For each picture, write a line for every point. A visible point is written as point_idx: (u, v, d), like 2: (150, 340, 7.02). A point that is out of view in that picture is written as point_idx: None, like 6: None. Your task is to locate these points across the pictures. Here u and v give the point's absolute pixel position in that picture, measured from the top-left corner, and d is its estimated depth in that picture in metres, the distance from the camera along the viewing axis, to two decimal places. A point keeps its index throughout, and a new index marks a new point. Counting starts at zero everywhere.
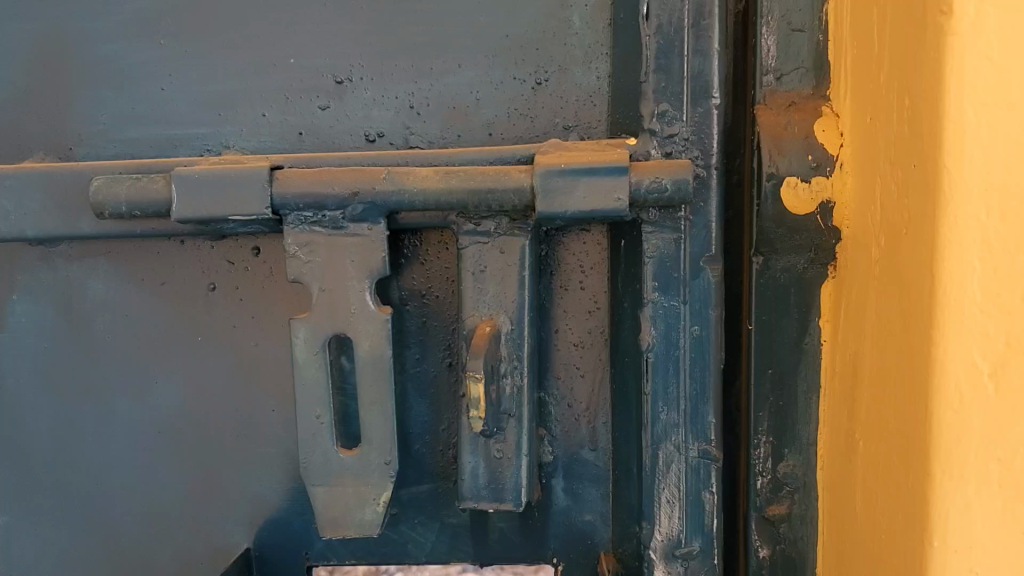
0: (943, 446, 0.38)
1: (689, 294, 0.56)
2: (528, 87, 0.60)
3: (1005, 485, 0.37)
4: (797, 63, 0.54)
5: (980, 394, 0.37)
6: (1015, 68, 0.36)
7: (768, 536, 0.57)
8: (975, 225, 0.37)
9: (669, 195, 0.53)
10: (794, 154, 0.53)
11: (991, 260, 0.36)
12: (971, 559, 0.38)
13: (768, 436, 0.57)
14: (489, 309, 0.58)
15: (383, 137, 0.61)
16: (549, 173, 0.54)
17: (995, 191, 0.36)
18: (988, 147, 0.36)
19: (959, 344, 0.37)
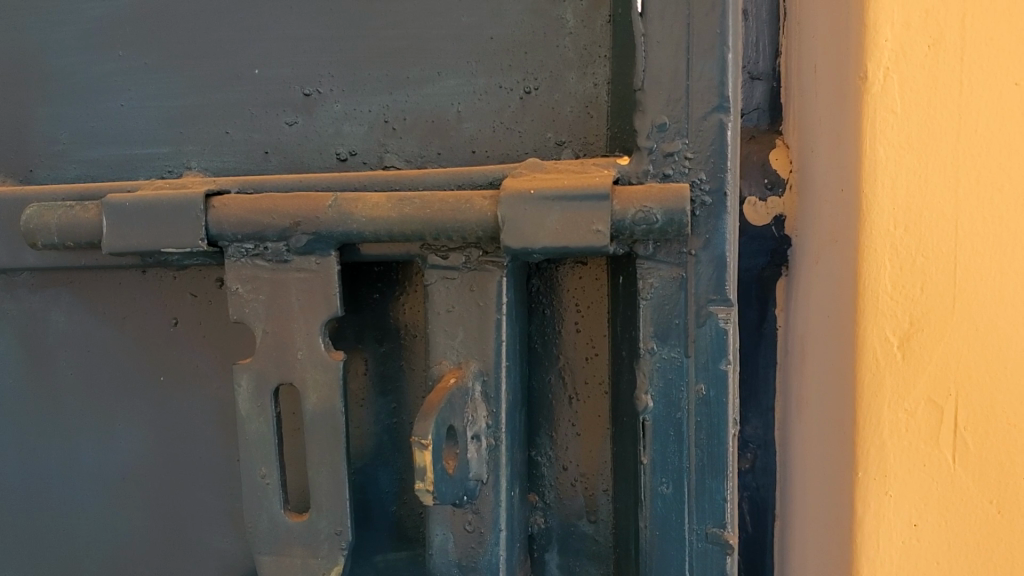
0: (866, 411, 0.43)
1: (695, 346, 0.47)
2: (516, 96, 0.52)
3: (914, 431, 0.43)
4: (755, 105, 0.56)
5: (892, 364, 0.43)
6: (917, 114, 0.42)
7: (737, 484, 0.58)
8: (886, 234, 0.43)
9: (661, 228, 0.44)
10: (752, 177, 0.55)
11: (898, 259, 0.43)
12: (888, 489, 0.44)
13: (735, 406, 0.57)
14: (459, 356, 0.49)
15: (356, 156, 0.54)
16: (517, 199, 0.45)
17: (902, 206, 0.43)
18: (898, 174, 0.42)
19: (875, 326, 0.43)
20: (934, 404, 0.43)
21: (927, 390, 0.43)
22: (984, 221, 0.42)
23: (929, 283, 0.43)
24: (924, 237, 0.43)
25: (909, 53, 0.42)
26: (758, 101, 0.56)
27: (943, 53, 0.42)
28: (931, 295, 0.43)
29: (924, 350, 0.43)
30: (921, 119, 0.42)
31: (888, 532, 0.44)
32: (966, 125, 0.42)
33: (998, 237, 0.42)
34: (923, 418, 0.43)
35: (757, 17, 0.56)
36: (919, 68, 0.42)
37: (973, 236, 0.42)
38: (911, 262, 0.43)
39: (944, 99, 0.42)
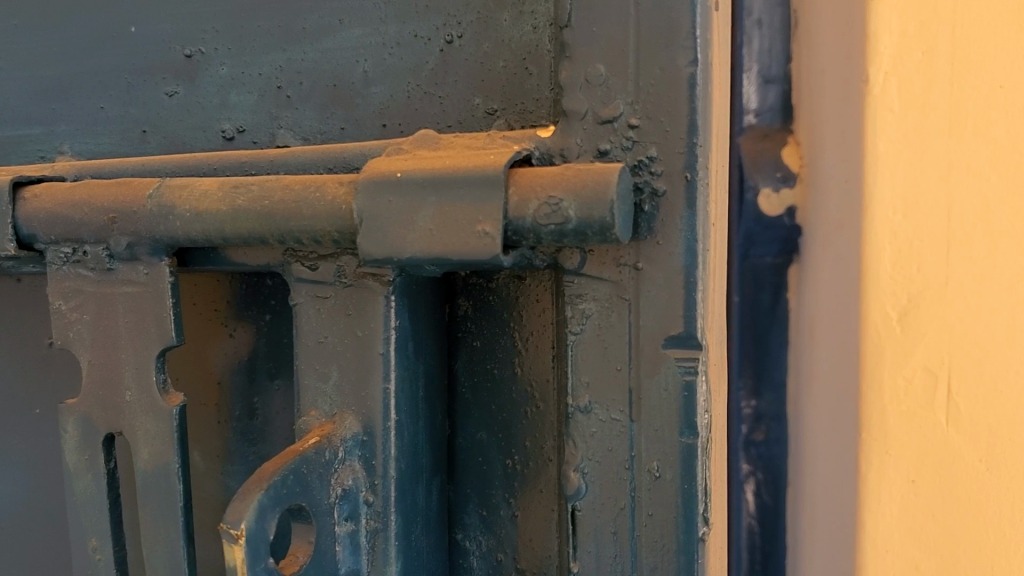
0: (863, 396, 0.35)
1: (645, 407, 0.31)
2: (436, 48, 0.38)
3: (915, 411, 0.34)
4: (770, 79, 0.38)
5: (891, 333, 0.34)
6: (918, 39, 0.33)
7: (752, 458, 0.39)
8: (883, 178, 0.34)
9: (575, 230, 0.29)
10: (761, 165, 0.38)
11: (899, 206, 0.34)
12: (889, 481, 0.34)
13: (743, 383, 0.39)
14: (331, 407, 0.35)
15: (244, 134, 0.41)
16: (380, 188, 0.31)
17: (901, 159, 0.34)
18: (897, 137, 0.34)
19: (870, 291, 0.34)
20: (932, 372, 0.34)
21: (925, 359, 0.34)
22: (986, 192, 0.34)
23: (930, 232, 0.34)
24: (925, 195, 0.34)
25: None
26: (771, 100, 0.38)
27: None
28: (932, 246, 0.34)
29: (925, 336, 0.34)
30: (921, 44, 0.33)
31: (892, 531, 0.35)
32: (970, 43, 0.33)
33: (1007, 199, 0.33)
34: (923, 391, 0.34)
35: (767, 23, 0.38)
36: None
37: (974, 175, 0.34)
38: (910, 224, 0.34)
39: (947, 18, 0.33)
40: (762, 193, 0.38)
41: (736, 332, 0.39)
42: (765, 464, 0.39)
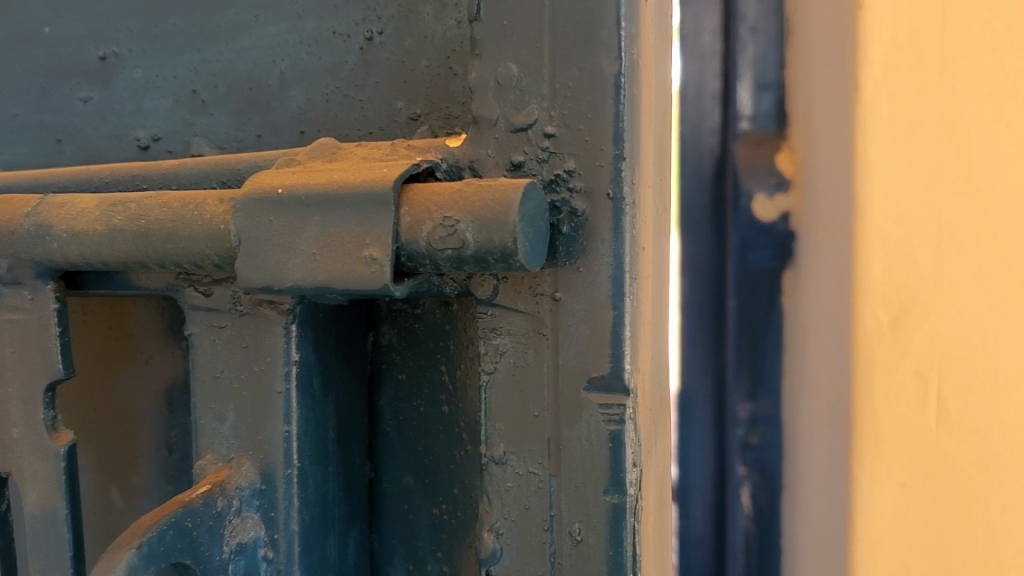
0: (862, 399, 0.37)
1: (565, 460, 0.27)
2: (356, 44, 0.33)
3: (907, 412, 0.36)
4: (766, 96, 0.42)
5: (885, 339, 0.36)
6: (914, 60, 0.36)
7: (752, 460, 0.44)
8: (881, 193, 0.36)
9: (474, 259, 0.25)
10: (759, 175, 0.42)
11: (895, 221, 0.36)
12: (884, 482, 0.37)
13: (744, 396, 0.44)
14: (229, 450, 0.32)
15: (160, 142, 0.38)
16: (258, 206, 0.27)
17: (897, 174, 0.36)
18: (887, 149, 0.36)
19: (868, 301, 0.36)
20: (920, 376, 0.37)
21: (914, 361, 0.36)
22: (969, 201, 0.36)
23: (920, 244, 0.36)
24: (914, 211, 0.36)
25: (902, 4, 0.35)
26: (766, 109, 0.42)
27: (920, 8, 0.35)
28: (921, 258, 0.36)
29: (915, 340, 0.36)
30: (917, 65, 0.36)
31: (883, 525, 0.37)
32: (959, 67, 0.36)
33: (988, 214, 0.36)
34: (911, 392, 0.37)
35: (762, 35, 0.42)
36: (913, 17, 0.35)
37: (959, 193, 0.36)
38: (902, 238, 0.36)
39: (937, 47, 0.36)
40: (757, 199, 0.42)
41: (735, 330, 0.43)
42: (758, 463, 0.44)
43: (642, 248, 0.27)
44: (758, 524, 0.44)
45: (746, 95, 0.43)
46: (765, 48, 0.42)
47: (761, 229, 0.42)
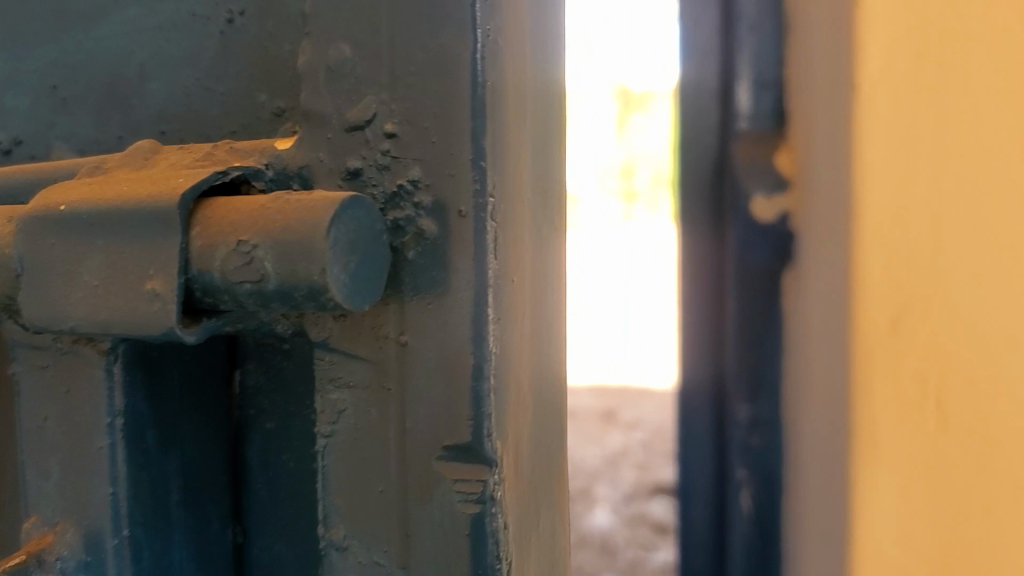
0: (852, 434, 0.27)
1: (415, 551, 0.25)
2: (215, 28, 0.29)
3: (916, 453, 0.27)
4: (762, 63, 0.33)
5: (883, 351, 0.26)
6: None
7: (751, 516, 0.35)
8: (881, 148, 0.26)
9: (279, 292, 0.21)
10: (755, 167, 0.33)
11: (901, 188, 0.26)
12: (883, 556, 0.27)
13: (741, 426, 0.34)
14: (54, 514, 0.27)
15: (21, 144, 0.33)
16: (45, 227, 0.23)
17: (901, 120, 0.26)
18: (891, 111, 0.26)
19: (862, 299, 0.26)
20: (930, 403, 0.26)
21: (929, 386, 0.26)
22: (1003, 152, 0.26)
23: (935, 219, 0.26)
24: (931, 172, 0.26)
25: None
26: (762, 85, 0.33)
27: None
28: (936, 238, 0.26)
29: (928, 355, 0.26)
30: None
31: None
32: None
33: None
34: (921, 428, 0.26)
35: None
36: None
37: (992, 144, 0.26)
38: (908, 210, 0.26)
39: None
40: (754, 198, 0.33)
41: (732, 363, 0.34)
42: (759, 516, 0.34)
43: (510, 298, 0.25)
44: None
45: (744, 87, 0.33)
46: (764, 40, 0.33)
47: (755, 233, 0.33)
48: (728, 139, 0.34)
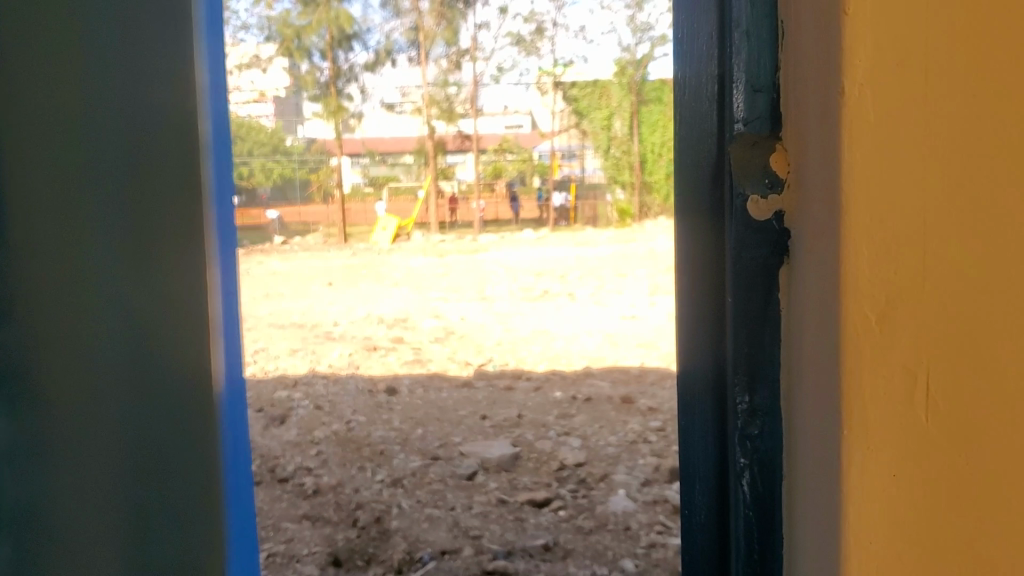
0: (854, 371, 0.57)
1: None
2: None
3: (891, 385, 0.57)
4: (759, 121, 0.63)
5: (871, 331, 0.57)
6: (883, 140, 0.56)
7: (747, 448, 0.66)
8: (869, 235, 0.56)
9: None
10: (754, 177, 0.63)
11: (878, 257, 0.56)
12: (870, 434, 0.57)
13: (743, 374, 0.65)
14: None
15: None
16: None
17: (877, 222, 0.56)
18: (871, 214, 0.56)
19: (860, 301, 0.57)
20: (903, 362, 0.57)
21: (897, 354, 0.57)
22: (934, 240, 0.57)
23: (898, 274, 0.57)
24: (894, 252, 0.56)
25: (881, 99, 0.55)
26: (759, 110, 0.63)
27: (879, 83, 0.56)
28: (899, 283, 0.57)
29: (896, 337, 0.57)
30: (890, 145, 0.56)
31: (871, 465, 0.57)
32: (933, 147, 0.56)
33: (951, 253, 0.57)
34: (896, 374, 0.57)
35: (753, 83, 0.63)
36: (890, 111, 0.56)
37: (933, 244, 0.56)
38: (884, 267, 0.56)
39: (909, 136, 0.56)
40: (751, 198, 0.63)
41: (739, 325, 0.65)
42: (757, 451, 0.65)
43: None
44: (754, 484, 0.66)
45: None
46: None
47: (758, 225, 0.63)
48: (754, 165, 0.63)
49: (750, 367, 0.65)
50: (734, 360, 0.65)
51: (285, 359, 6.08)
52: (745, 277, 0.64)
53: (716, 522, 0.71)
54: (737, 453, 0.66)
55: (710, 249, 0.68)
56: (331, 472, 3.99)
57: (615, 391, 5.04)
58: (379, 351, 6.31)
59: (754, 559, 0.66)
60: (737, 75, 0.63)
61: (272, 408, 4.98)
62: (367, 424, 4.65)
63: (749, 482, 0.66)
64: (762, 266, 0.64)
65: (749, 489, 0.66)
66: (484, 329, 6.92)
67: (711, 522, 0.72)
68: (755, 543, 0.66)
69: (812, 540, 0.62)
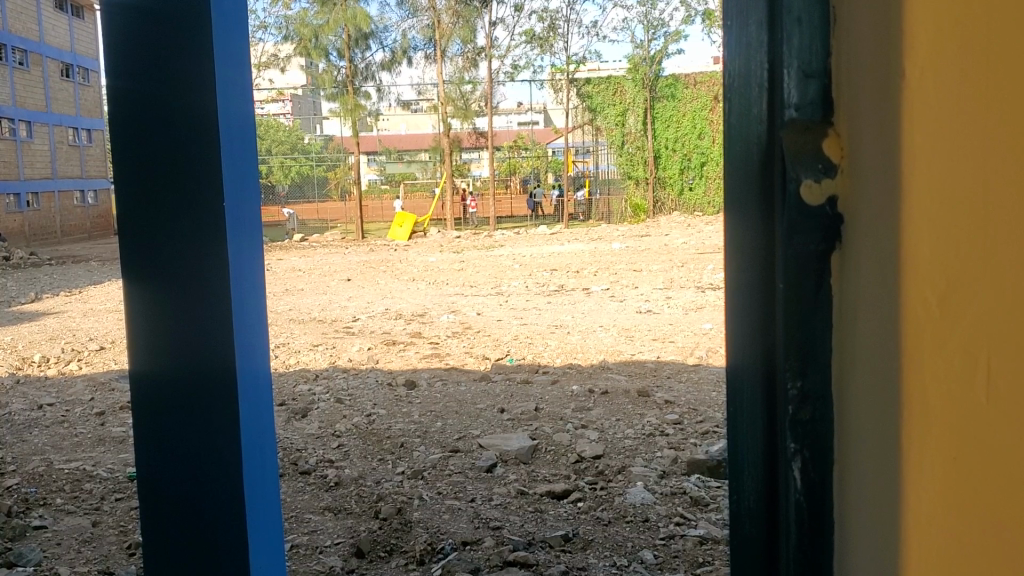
0: (911, 360, 0.53)
1: None
2: None
3: (951, 376, 0.51)
4: (808, 103, 0.58)
5: (930, 314, 0.52)
6: (942, 102, 0.50)
7: (797, 437, 0.60)
8: (925, 211, 0.51)
9: None
10: (807, 162, 0.58)
11: (937, 236, 0.51)
12: (925, 429, 0.52)
13: (793, 363, 0.60)
14: None
15: None
16: None
17: (936, 194, 0.51)
18: (929, 186, 0.51)
19: (916, 287, 0.52)
20: (967, 355, 0.50)
21: (960, 344, 0.51)
22: (1000, 216, 0.48)
23: (961, 254, 0.50)
24: (953, 229, 0.51)
25: (941, 56, 0.50)
26: (811, 97, 0.58)
27: (943, 63, 0.50)
28: (962, 266, 0.50)
29: (959, 325, 0.51)
30: (949, 107, 0.50)
31: (926, 464, 0.52)
32: (999, 106, 0.48)
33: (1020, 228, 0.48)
34: (959, 367, 0.51)
35: (802, 67, 0.58)
36: (950, 68, 0.50)
37: (1000, 221, 0.48)
38: (944, 247, 0.51)
39: (970, 96, 0.49)
40: (804, 183, 0.58)
41: (792, 313, 0.60)
42: (810, 443, 0.60)
43: None
44: (804, 477, 0.60)
45: None
46: None
47: (810, 212, 0.58)
48: (804, 152, 0.58)
49: (799, 357, 0.60)
50: (785, 352, 0.60)
51: (306, 354, 6.16)
52: (796, 266, 0.59)
53: (761, 518, 0.65)
54: (788, 441, 0.61)
55: (761, 238, 0.62)
56: (353, 465, 4.04)
57: (631, 385, 5.07)
58: (398, 345, 6.37)
59: (800, 562, 0.61)
60: (786, 60, 0.58)
61: (294, 402, 5.05)
62: (387, 417, 4.70)
63: (801, 470, 0.60)
64: (814, 255, 0.59)
65: (801, 482, 0.60)
66: (501, 324, 6.97)
67: (758, 513, 0.65)
68: (804, 539, 0.61)
69: (872, 535, 0.57)
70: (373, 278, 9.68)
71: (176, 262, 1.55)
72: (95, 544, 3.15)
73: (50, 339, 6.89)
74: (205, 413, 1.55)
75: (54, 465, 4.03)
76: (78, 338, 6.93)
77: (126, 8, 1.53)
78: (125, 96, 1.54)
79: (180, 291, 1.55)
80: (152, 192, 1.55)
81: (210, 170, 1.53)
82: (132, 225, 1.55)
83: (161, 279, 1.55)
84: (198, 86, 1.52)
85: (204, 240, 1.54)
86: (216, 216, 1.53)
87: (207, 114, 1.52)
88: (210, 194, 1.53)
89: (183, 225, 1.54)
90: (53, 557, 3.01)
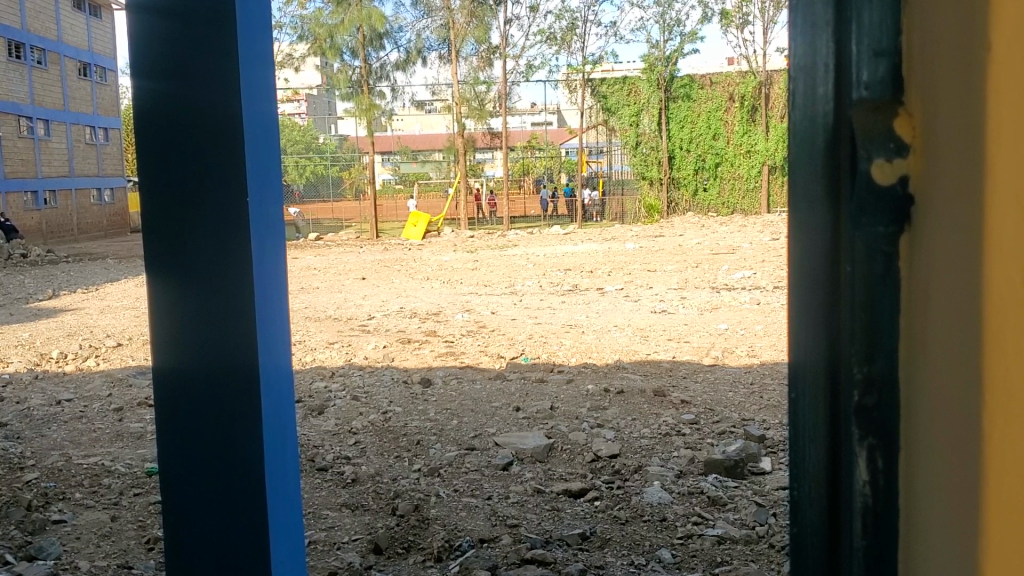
0: (993, 339, 0.51)
1: None
2: None
3: None
4: (877, 81, 0.57)
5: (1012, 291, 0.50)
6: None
7: (862, 425, 0.58)
8: (1008, 185, 0.50)
9: None
10: (878, 140, 0.56)
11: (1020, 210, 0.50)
12: (1007, 409, 0.51)
13: (859, 347, 0.58)
14: None
15: None
16: None
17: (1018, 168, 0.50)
18: (1012, 159, 0.50)
19: (997, 264, 0.51)
20: None
21: None
22: None
23: None
24: None
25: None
26: (881, 75, 0.57)
27: None
28: None
29: None
30: None
31: (1009, 446, 0.51)
32: None
33: None
34: None
35: (872, 43, 0.57)
36: None
37: None
38: None
39: None
40: (877, 164, 0.56)
41: (860, 294, 0.58)
42: (878, 431, 0.58)
43: None
44: (871, 467, 0.58)
45: None
46: None
47: (880, 190, 0.56)
48: (872, 128, 0.56)
49: (866, 341, 0.58)
50: (852, 336, 0.58)
51: (322, 351, 6.17)
52: (862, 246, 0.57)
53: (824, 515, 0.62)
54: (854, 429, 0.59)
55: (825, 225, 0.61)
56: (369, 462, 4.04)
57: (646, 384, 5.05)
58: (413, 343, 6.39)
59: (862, 553, 0.58)
60: (856, 41, 0.57)
61: (310, 399, 5.06)
62: (403, 415, 4.71)
63: (867, 460, 0.58)
64: (882, 237, 0.57)
65: (866, 473, 0.58)
66: (516, 323, 6.98)
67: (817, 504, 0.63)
68: (869, 532, 0.58)
69: (944, 521, 0.55)
70: (387, 277, 9.72)
71: (199, 263, 1.56)
72: (114, 539, 3.15)
73: (69, 335, 6.95)
74: (226, 408, 1.55)
75: (73, 461, 4.05)
76: (96, 335, 6.96)
77: (147, 10, 1.54)
78: (148, 96, 1.55)
79: (202, 290, 1.56)
80: (177, 191, 1.56)
81: (234, 171, 1.53)
82: (160, 223, 1.57)
83: (184, 278, 1.56)
84: (223, 86, 1.52)
85: (228, 239, 1.54)
86: (239, 218, 1.53)
87: (232, 114, 1.52)
88: (234, 196, 1.53)
89: (207, 224, 1.54)
90: (73, 552, 3.00)
